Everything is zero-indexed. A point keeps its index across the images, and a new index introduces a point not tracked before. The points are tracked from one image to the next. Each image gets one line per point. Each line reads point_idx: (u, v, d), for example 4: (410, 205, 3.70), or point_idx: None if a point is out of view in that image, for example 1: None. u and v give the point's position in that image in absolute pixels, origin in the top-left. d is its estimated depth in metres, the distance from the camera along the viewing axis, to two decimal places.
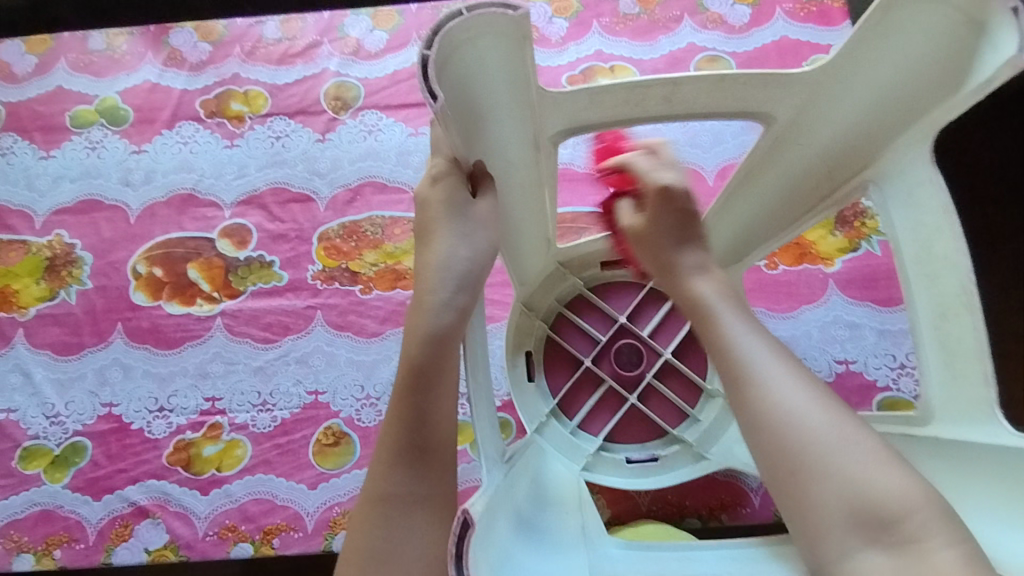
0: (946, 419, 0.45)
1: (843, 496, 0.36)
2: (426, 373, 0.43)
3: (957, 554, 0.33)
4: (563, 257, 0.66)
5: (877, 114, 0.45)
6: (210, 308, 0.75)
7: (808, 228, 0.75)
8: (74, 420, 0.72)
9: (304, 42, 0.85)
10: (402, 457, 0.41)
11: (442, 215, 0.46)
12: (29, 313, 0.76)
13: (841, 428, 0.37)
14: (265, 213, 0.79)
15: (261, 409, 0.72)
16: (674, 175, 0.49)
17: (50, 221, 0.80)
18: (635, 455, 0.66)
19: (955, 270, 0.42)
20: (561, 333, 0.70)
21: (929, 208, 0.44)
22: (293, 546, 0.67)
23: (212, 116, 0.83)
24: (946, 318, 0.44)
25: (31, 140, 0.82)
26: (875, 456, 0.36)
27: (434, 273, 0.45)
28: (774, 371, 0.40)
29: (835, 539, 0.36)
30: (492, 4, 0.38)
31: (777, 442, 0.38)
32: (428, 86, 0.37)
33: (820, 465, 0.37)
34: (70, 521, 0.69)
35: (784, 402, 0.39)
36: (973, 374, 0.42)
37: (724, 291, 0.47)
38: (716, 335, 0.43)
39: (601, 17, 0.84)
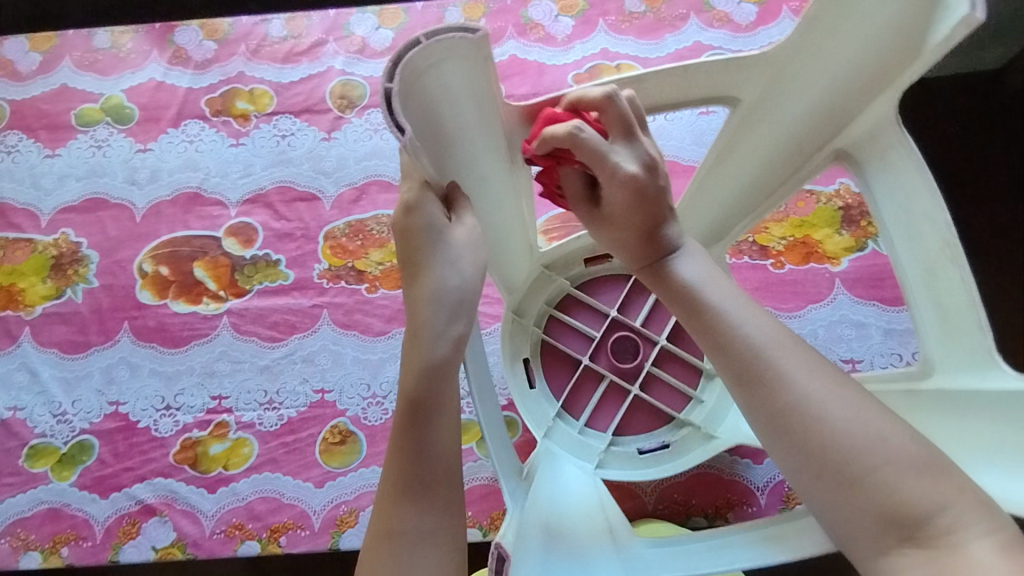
0: (943, 370, 0.45)
1: (869, 493, 0.33)
2: (424, 402, 0.42)
3: (992, 543, 0.31)
4: (547, 260, 0.68)
5: (842, 90, 0.46)
6: (216, 307, 0.75)
7: (814, 227, 0.75)
8: (80, 418, 0.72)
9: (309, 40, 0.85)
10: (406, 490, 0.41)
11: (425, 243, 0.44)
12: (35, 311, 0.76)
13: (858, 416, 0.35)
14: (271, 212, 0.79)
15: (267, 408, 0.72)
16: (633, 156, 0.45)
17: (55, 219, 0.80)
18: (646, 445, 0.66)
19: (933, 223, 0.44)
20: (554, 335, 0.70)
21: (903, 169, 0.45)
22: (300, 544, 0.68)
23: (217, 115, 0.83)
24: (934, 273, 0.45)
25: (36, 138, 0.82)
26: (897, 444, 0.34)
27: (428, 306, 0.43)
28: (774, 357, 0.37)
29: (866, 539, 0.33)
30: (450, 30, 0.39)
31: (792, 439, 0.35)
32: (395, 120, 0.37)
33: (840, 462, 0.34)
34: (77, 520, 0.69)
35: (789, 391, 0.36)
36: (968, 326, 0.43)
37: (711, 270, 0.44)
38: (711, 324, 0.40)
39: (607, 15, 0.84)
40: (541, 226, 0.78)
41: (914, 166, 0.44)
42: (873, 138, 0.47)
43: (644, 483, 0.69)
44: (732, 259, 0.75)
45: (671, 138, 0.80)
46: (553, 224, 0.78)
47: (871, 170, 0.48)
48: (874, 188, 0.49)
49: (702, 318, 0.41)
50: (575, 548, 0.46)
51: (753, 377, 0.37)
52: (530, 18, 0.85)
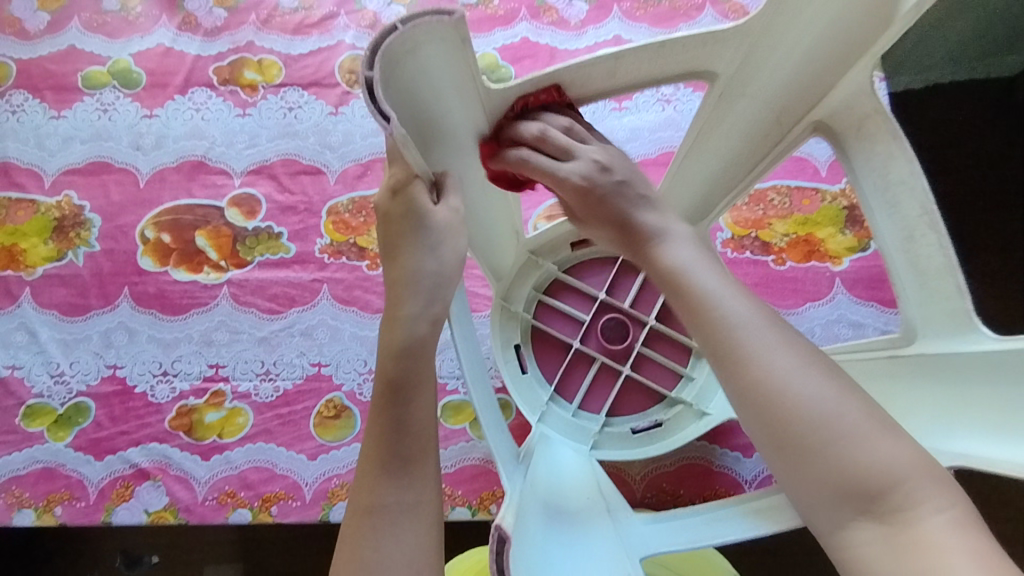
0: (926, 335, 0.47)
1: (832, 465, 0.34)
2: (403, 381, 0.43)
3: (949, 522, 0.32)
4: (534, 245, 0.68)
5: (817, 63, 0.46)
6: (217, 276, 0.76)
7: (818, 226, 0.75)
8: (77, 380, 0.73)
9: (320, 12, 0.84)
10: (386, 467, 0.42)
11: (410, 228, 0.43)
12: (36, 273, 0.76)
13: (831, 392, 0.35)
14: (275, 184, 0.79)
15: (264, 379, 0.72)
16: (586, 160, 0.48)
17: (59, 181, 0.79)
18: (639, 424, 0.67)
19: (910, 190, 0.46)
20: (543, 320, 0.70)
21: (880, 138, 0.47)
22: (291, 514, 0.68)
23: (225, 84, 0.82)
24: (911, 240, 0.47)
25: (42, 98, 0.82)
26: (867, 419, 0.35)
27: (406, 289, 0.44)
28: (741, 332, 0.38)
29: (825, 511, 0.35)
30: (426, 13, 0.38)
31: (760, 413, 0.36)
32: (378, 107, 0.36)
33: (805, 435, 0.35)
34: (71, 480, 0.69)
35: (753, 366, 0.37)
36: (947, 291, 0.45)
37: (696, 253, 0.44)
38: (696, 299, 0.41)
39: (622, 2, 0.83)
40: (544, 212, 0.77)
41: (888, 135, 0.46)
42: (849, 108, 0.48)
43: (633, 469, 0.70)
44: (734, 253, 0.75)
45: (679, 129, 0.80)
46: (557, 210, 0.77)
47: (849, 143, 0.49)
48: (852, 161, 0.50)
49: (688, 291, 0.41)
50: (576, 525, 0.48)
51: (727, 351, 0.38)
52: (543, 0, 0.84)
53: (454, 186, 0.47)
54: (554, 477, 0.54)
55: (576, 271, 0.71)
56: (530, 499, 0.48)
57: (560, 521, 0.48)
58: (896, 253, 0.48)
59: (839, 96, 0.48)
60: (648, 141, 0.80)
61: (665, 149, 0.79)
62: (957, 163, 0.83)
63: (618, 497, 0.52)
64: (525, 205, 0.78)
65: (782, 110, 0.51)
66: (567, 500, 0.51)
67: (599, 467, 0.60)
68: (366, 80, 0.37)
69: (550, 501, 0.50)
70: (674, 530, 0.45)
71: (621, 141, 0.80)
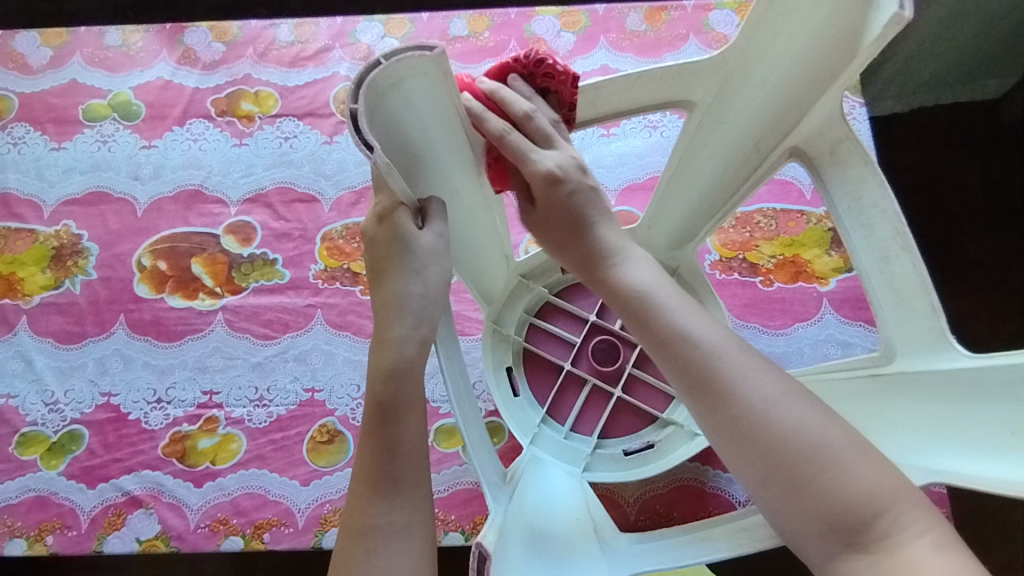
0: (904, 354, 0.48)
1: (823, 495, 0.35)
2: (391, 403, 0.43)
3: (930, 545, 0.33)
4: (525, 269, 0.70)
5: (786, 93, 0.49)
6: (212, 302, 0.76)
7: (804, 247, 0.76)
8: (72, 408, 0.73)
9: (315, 46, 0.86)
10: (377, 488, 0.42)
11: (396, 253, 0.44)
12: (33, 301, 0.77)
13: (808, 419, 0.36)
14: (270, 212, 0.80)
15: (257, 404, 0.73)
16: (556, 156, 0.46)
17: (58, 211, 0.81)
18: (631, 445, 0.67)
19: (883, 212, 0.48)
20: (534, 343, 0.71)
21: (852, 163, 0.49)
22: (283, 541, 0.68)
23: (222, 115, 0.84)
24: (886, 260, 0.48)
25: (43, 131, 0.84)
26: (846, 443, 0.35)
27: (392, 312, 0.44)
28: (719, 358, 0.38)
29: (814, 539, 0.35)
30: (410, 49, 0.40)
31: (744, 445, 0.36)
32: (362, 138, 0.38)
33: (792, 467, 0.35)
34: (63, 508, 0.69)
35: (736, 393, 0.37)
36: (923, 309, 0.46)
37: (656, 276, 0.43)
38: (661, 335, 0.40)
39: (609, 33, 0.86)
40: None
41: (861, 159, 0.48)
42: (822, 134, 0.50)
43: (627, 492, 0.70)
44: (722, 275, 0.76)
45: (666, 153, 0.81)
46: None
47: (824, 167, 0.51)
48: (828, 186, 0.51)
49: (649, 325, 0.41)
50: (566, 548, 0.48)
51: (706, 383, 0.38)
52: (532, 32, 0.86)
53: (440, 212, 0.47)
54: (546, 499, 0.55)
55: (567, 293, 0.72)
56: (517, 521, 0.48)
57: (550, 541, 0.49)
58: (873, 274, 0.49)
59: (812, 122, 0.49)
60: (636, 166, 0.81)
61: (652, 174, 0.81)
62: (928, 182, 0.88)
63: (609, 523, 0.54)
64: (515, 230, 0.79)
65: (759, 135, 0.53)
66: (557, 523, 0.51)
67: (590, 491, 0.60)
68: (350, 111, 0.38)
69: (541, 523, 0.50)
70: (658, 547, 0.47)
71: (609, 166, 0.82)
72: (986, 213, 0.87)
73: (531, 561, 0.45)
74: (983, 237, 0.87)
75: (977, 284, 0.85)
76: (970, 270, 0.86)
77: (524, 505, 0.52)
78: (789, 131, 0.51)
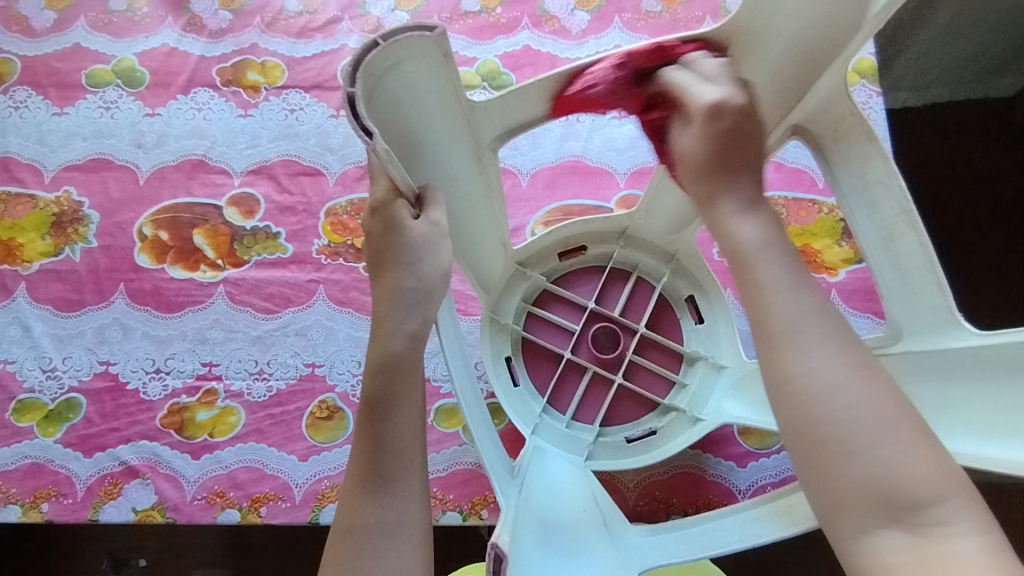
0: (912, 333, 0.48)
1: (872, 475, 0.32)
2: (381, 397, 0.43)
3: (980, 542, 0.31)
4: (520, 257, 0.68)
5: (787, 71, 0.48)
6: (213, 274, 0.76)
7: (815, 236, 0.75)
8: (70, 375, 0.72)
9: (324, 17, 0.85)
10: (367, 486, 0.41)
11: (391, 245, 0.44)
12: (32, 267, 0.76)
13: (881, 400, 0.33)
14: (274, 184, 0.79)
15: (257, 378, 0.72)
16: (726, 91, 0.42)
17: (59, 177, 0.80)
18: (633, 433, 0.66)
19: (888, 190, 0.48)
20: (533, 331, 0.70)
21: (857, 140, 0.48)
22: (280, 515, 0.67)
23: (228, 85, 0.83)
24: (892, 239, 0.48)
25: (45, 95, 0.82)
26: (909, 428, 0.33)
27: (387, 303, 0.44)
28: (802, 321, 0.35)
29: (851, 516, 0.33)
30: (408, 29, 0.40)
31: (802, 413, 0.34)
32: (361, 123, 0.36)
33: (851, 439, 0.33)
34: (59, 476, 0.69)
35: (808, 355, 0.34)
36: (929, 287, 0.46)
37: (764, 224, 0.38)
38: (751, 283, 0.36)
39: (623, 12, 0.84)
40: (542, 217, 0.78)
41: (866, 136, 0.48)
42: (826, 111, 0.49)
43: (627, 477, 0.69)
44: None
45: None
46: (555, 216, 0.78)
47: (828, 145, 0.50)
48: (832, 164, 0.51)
49: (744, 278, 0.37)
50: (571, 542, 0.48)
51: (783, 339, 0.35)
52: (546, 10, 0.85)
53: (436, 199, 0.46)
54: (547, 494, 0.54)
55: (571, 277, 0.71)
56: (525, 516, 0.48)
57: (557, 534, 0.49)
58: (876, 254, 0.49)
59: (818, 98, 0.48)
60: (647, 150, 0.80)
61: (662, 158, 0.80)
62: (941, 170, 0.87)
63: (613, 503, 0.53)
64: (523, 211, 0.78)
65: (764, 112, 0.51)
66: (559, 513, 0.51)
67: (593, 479, 0.59)
68: (347, 95, 0.37)
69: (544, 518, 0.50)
70: (672, 539, 0.48)
71: (620, 149, 0.80)
72: (995, 205, 0.87)
73: (540, 550, 0.46)
74: (991, 224, 0.87)
75: (982, 271, 0.85)
76: (976, 257, 0.86)
77: (528, 497, 0.51)
78: (792, 109, 0.50)
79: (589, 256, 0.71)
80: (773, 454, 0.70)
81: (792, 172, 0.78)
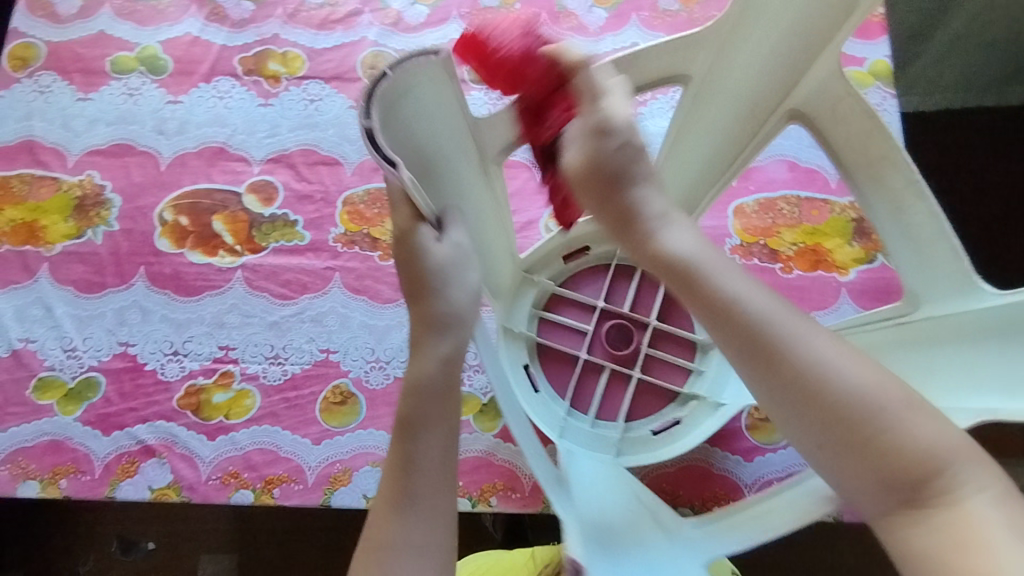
0: (931, 300, 0.50)
1: (880, 455, 0.36)
2: (415, 418, 0.44)
3: (986, 499, 0.34)
4: (527, 264, 0.70)
5: (780, 62, 0.52)
6: (232, 260, 0.77)
7: (826, 236, 0.76)
8: (90, 355, 0.74)
9: (345, 9, 0.86)
10: (396, 504, 0.43)
11: (422, 274, 0.45)
12: (55, 249, 0.78)
13: (869, 383, 0.36)
14: (293, 173, 0.80)
15: (273, 362, 0.73)
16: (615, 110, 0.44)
17: (82, 161, 0.81)
18: (657, 425, 0.67)
19: (894, 166, 0.50)
20: (546, 336, 0.71)
21: (855, 117, 0.51)
22: (292, 497, 0.69)
23: (249, 74, 0.84)
24: (902, 210, 0.51)
25: (70, 80, 0.84)
26: (900, 403, 0.36)
27: (425, 327, 0.46)
28: (778, 326, 0.38)
29: (873, 497, 0.36)
30: (414, 55, 0.43)
31: (801, 413, 0.37)
32: (381, 154, 0.38)
33: (852, 430, 0.36)
34: (77, 454, 0.70)
35: (793, 360, 0.37)
36: (945, 255, 0.48)
37: (695, 240, 0.42)
38: (711, 302, 0.39)
39: (641, 10, 0.85)
40: None
41: (863, 112, 0.50)
42: (822, 93, 0.52)
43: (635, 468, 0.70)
44: (742, 259, 0.75)
45: None
46: None
47: (825, 126, 0.54)
48: (831, 141, 0.54)
49: (704, 298, 0.40)
50: (626, 542, 0.50)
51: (763, 352, 0.38)
52: (564, 7, 0.86)
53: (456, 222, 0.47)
54: (591, 497, 0.54)
55: (580, 273, 0.72)
56: (579, 523, 0.49)
57: (613, 538, 0.50)
58: (888, 223, 0.52)
59: (812, 82, 0.53)
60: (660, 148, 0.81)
61: None
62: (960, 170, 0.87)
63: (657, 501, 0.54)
64: (536, 205, 0.79)
65: (757, 101, 0.55)
66: (608, 514, 0.52)
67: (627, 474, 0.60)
68: (365, 128, 0.38)
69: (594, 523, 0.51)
70: (726, 528, 0.50)
71: None
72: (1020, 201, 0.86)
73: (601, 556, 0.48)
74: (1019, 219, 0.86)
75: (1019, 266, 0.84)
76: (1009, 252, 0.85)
77: (576, 504, 0.52)
78: (787, 94, 0.54)
79: (592, 256, 0.72)
80: (779, 449, 0.70)
81: (805, 172, 0.79)
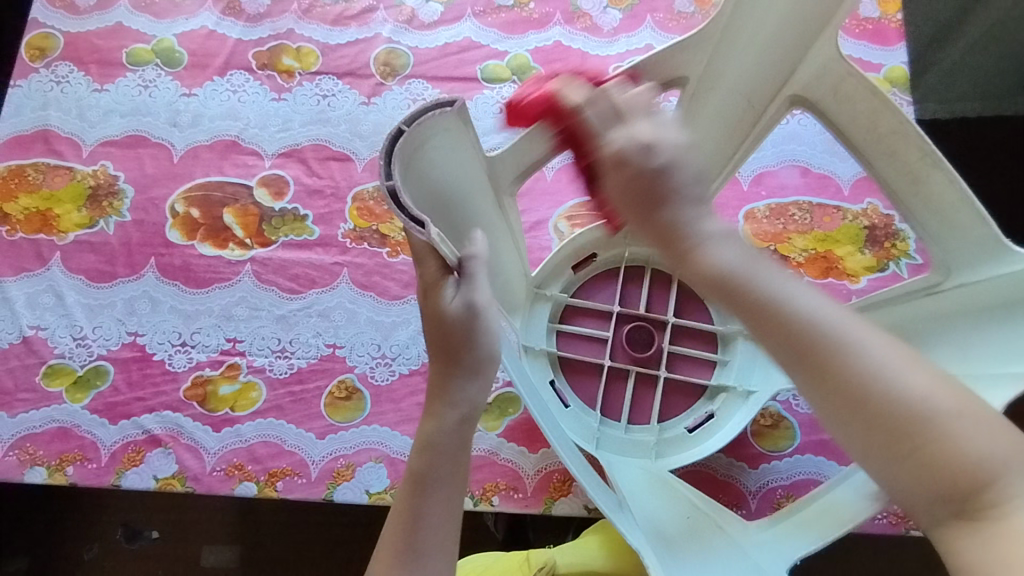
0: (959, 267, 0.50)
1: (941, 464, 0.32)
2: (427, 475, 0.45)
3: None
4: (537, 282, 0.70)
5: (777, 52, 0.52)
6: (241, 253, 0.77)
7: (837, 243, 0.75)
8: (99, 344, 0.74)
9: (360, 6, 0.87)
10: (400, 558, 0.43)
11: (451, 327, 0.45)
12: (68, 237, 0.78)
13: (928, 386, 0.33)
14: (304, 167, 0.81)
15: (279, 355, 0.74)
16: (628, 133, 0.44)
17: (96, 151, 0.82)
18: (690, 422, 0.67)
19: (904, 137, 0.49)
20: (566, 349, 0.70)
21: (861, 95, 0.51)
22: (295, 491, 0.69)
23: (263, 69, 0.85)
24: (919, 180, 0.51)
25: (86, 71, 0.85)
26: (964, 410, 0.32)
27: (449, 381, 0.46)
28: (832, 323, 0.34)
29: (926, 508, 0.33)
30: (427, 109, 0.42)
31: (848, 416, 0.33)
32: (407, 213, 0.38)
33: (908, 434, 0.32)
34: (84, 442, 0.70)
35: (847, 359, 0.33)
36: (968, 221, 0.48)
37: (738, 248, 0.38)
38: (752, 298, 0.36)
39: (655, 12, 0.85)
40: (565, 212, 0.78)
41: (867, 91, 0.50)
42: (823, 77, 0.52)
43: None
44: None
45: None
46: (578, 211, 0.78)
47: (830, 107, 0.54)
48: (835, 118, 0.54)
49: (745, 295, 0.36)
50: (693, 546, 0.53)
51: (813, 350, 0.34)
52: (579, 7, 0.85)
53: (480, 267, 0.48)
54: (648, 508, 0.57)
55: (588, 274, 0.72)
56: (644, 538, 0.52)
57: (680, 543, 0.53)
58: (910, 195, 0.52)
59: (811, 66, 0.52)
60: None
61: None
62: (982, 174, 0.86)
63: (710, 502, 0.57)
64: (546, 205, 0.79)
65: (756, 91, 0.55)
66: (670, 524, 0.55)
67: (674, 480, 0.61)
68: (387, 189, 0.39)
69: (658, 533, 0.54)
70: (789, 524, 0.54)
71: None
72: None
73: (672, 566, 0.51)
74: None
75: None
76: None
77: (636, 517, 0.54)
78: (786, 82, 0.54)
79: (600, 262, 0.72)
80: (785, 457, 0.70)
81: (818, 178, 0.78)
